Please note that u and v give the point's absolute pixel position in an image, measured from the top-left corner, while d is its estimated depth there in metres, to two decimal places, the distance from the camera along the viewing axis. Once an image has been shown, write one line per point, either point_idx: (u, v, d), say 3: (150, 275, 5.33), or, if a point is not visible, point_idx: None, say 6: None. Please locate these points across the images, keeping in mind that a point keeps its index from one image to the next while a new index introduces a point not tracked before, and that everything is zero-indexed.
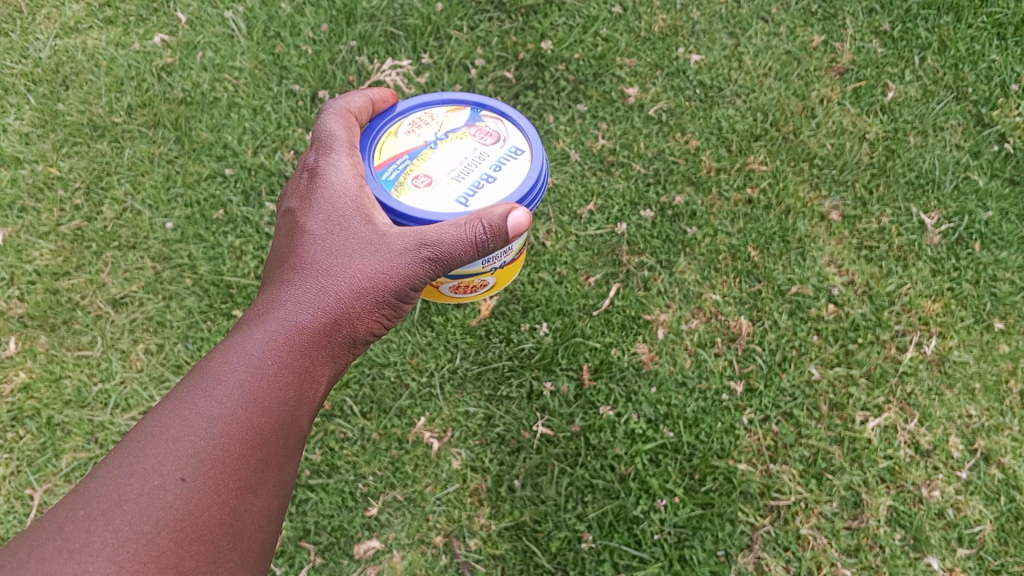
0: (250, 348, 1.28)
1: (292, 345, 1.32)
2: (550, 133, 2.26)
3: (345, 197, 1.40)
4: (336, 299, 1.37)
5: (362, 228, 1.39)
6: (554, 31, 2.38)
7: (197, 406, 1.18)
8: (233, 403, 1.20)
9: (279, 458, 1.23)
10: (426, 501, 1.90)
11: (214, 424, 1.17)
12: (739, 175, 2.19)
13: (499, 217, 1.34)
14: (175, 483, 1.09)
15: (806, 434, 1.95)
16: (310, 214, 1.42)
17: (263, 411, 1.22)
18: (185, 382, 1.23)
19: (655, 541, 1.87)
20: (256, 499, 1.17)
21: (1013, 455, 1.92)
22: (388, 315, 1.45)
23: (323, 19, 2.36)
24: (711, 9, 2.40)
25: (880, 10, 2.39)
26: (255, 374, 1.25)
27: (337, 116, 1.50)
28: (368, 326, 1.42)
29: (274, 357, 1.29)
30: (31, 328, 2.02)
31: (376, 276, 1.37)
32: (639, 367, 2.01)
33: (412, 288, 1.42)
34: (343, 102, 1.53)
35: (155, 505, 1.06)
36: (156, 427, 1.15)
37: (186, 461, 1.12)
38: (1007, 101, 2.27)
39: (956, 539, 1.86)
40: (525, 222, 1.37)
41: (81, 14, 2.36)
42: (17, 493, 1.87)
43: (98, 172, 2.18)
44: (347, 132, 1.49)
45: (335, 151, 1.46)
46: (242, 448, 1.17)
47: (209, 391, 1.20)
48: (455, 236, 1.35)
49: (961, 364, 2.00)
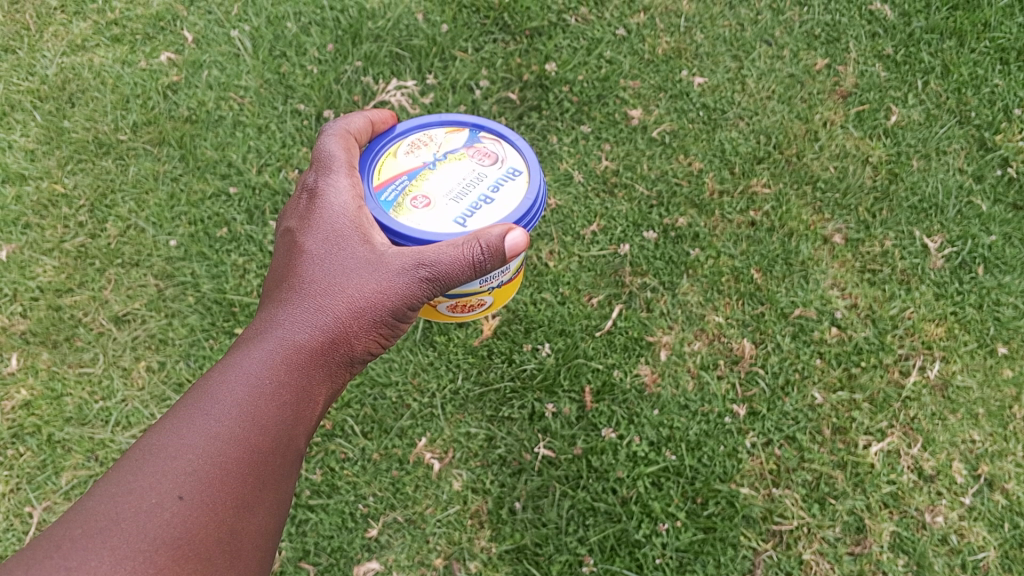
0: (248, 366, 1.28)
1: (289, 363, 1.31)
2: (554, 154, 2.26)
3: (343, 217, 1.41)
4: (334, 318, 1.37)
5: (361, 247, 1.39)
6: (558, 53, 2.39)
7: (195, 424, 1.18)
8: (230, 421, 1.20)
9: (276, 477, 1.22)
10: (426, 523, 1.89)
11: (211, 443, 1.16)
12: (742, 197, 2.20)
13: (496, 237, 1.35)
14: (172, 501, 1.09)
15: (809, 458, 1.94)
16: (308, 233, 1.42)
17: (260, 429, 1.22)
18: (183, 400, 1.23)
19: (656, 565, 1.85)
20: (253, 518, 1.17)
21: (1017, 481, 1.91)
22: (385, 334, 1.45)
23: (329, 39, 2.38)
24: (714, 32, 2.41)
25: (883, 34, 2.40)
26: (253, 392, 1.25)
27: (336, 138, 1.51)
28: (365, 346, 1.42)
29: (272, 375, 1.28)
30: (33, 345, 2.02)
31: (374, 295, 1.37)
32: (641, 389, 2.01)
33: (410, 308, 1.42)
34: (343, 124, 1.54)
35: (153, 523, 1.06)
36: (154, 446, 1.14)
37: (184, 479, 1.11)
38: (1010, 125, 2.27)
39: (960, 566, 1.84)
40: (523, 242, 1.38)
41: (88, 32, 2.38)
42: (15, 511, 1.86)
43: (102, 189, 2.19)
44: (345, 153, 1.49)
45: (334, 172, 1.46)
46: (239, 467, 1.17)
47: (206, 410, 1.20)
48: (452, 255, 1.35)
49: (965, 389, 2.00)
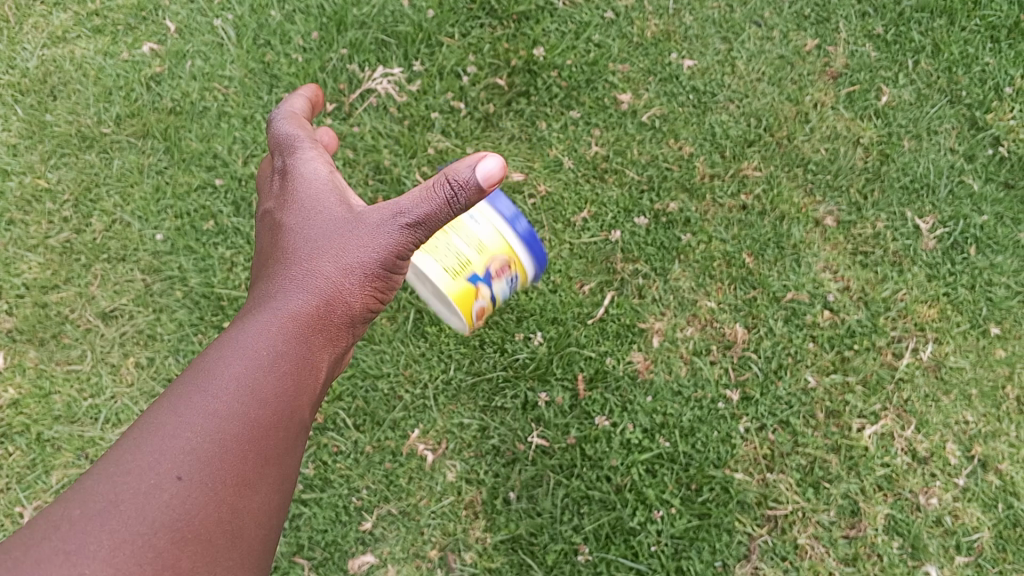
0: (242, 339, 1.25)
1: (284, 333, 1.28)
2: (544, 140, 2.16)
3: (316, 186, 1.40)
4: (323, 284, 1.33)
5: (340, 212, 1.38)
6: (547, 37, 2.21)
7: (191, 402, 1.15)
8: (226, 397, 1.17)
9: (279, 451, 1.19)
10: (421, 515, 1.95)
11: (208, 420, 1.13)
12: (733, 181, 2.13)
13: (465, 172, 1.30)
14: (171, 482, 1.07)
15: (803, 442, 2.01)
16: (286, 209, 1.40)
17: (258, 402, 1.19)
18: (177, 381, 1.20)
19: (652, 552, 1.95)
20: (256, 493, 1.15)
21: (1010, 462, 2.01)
22: (378, 290, 1.40)
23: (314, 27, 2.20)
24: (703, 13, 2.22)
25: (873, 13, 2.23)
26: (247, 365, 1.22)
27: (288, 121, 1.49)
28: (364, 303, 1.38)
29: (267, 345, 1.25)
30: (20, 342, 2.04)
31: (360, 253, 1.35)
32: (634, 376, 2.02)
33: (399, 259, 1.38)
34: (290, 108, 1.52)
35: (152, 506, 1.04)
36: (151, 424, 1.12)
37: (182, 458, 1.09)
38: (1001, 104, 2.19)
39: (954, 546, 1.97)
40: (499, 171, 1.30)
41: (69, 23, 2.21)
42: (5, 511, 1.94)
43: (86, 183, 2.13)
44: (305, 130, 1.48)
45: (298, 148, 1.45)
46: (239, 443, 1.14)
47: (203, 385, 1.17)
48: (427, 199, 1.32)
49: (958, 370, 2.05)
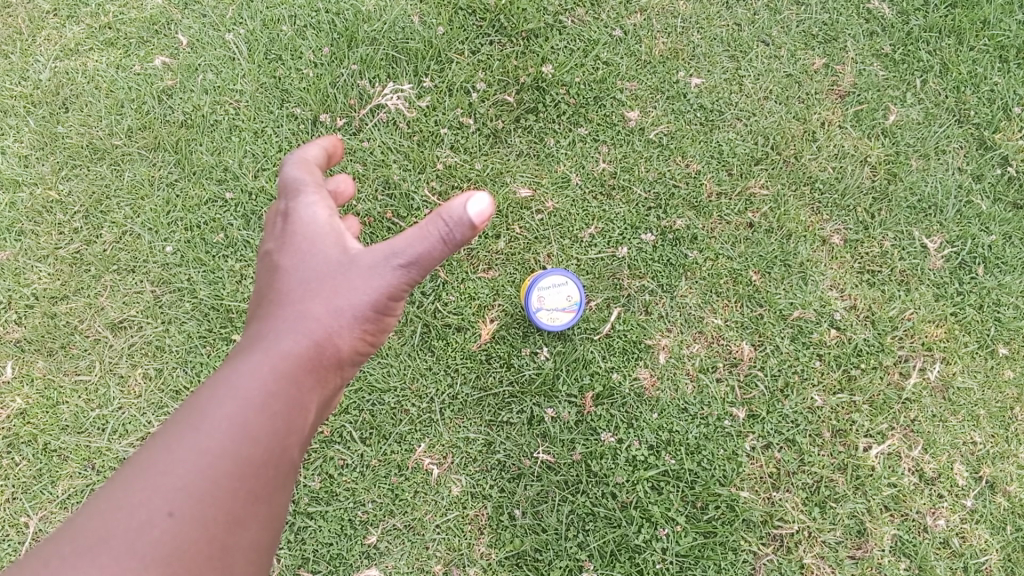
0: (236, 376, 1.20)
1: (278, 370, 1.23)
2: (550, 157, 2.16)
3: (317, 229, 1.39)
4: (317, 323, 1.30)
5: (335, 253, 1.36)
6: (555, 55, 2.22)
7: (182, 440, 1.11)
8: (218, 435, 1.12)
9: (268, 490, 1.15)
10: (426, 529, 1.96)
11: (200, 456, 1.09)
12: (740, 199, 2.14)
13: (457, 208, 1.28)
14: (162, 518, 1.03)
15: (809, 461, 2.01)
16: (286, 250, 1.38)
17: (250, 439, 1.14)
18: (168, 420, 1.16)
19: (656, 569, 1.96)
20: (245, 532, 1.10)
21: (1018, 483, 2.01)
22: (371, 332, 1.36)
23: (325, 42, 2.22)
24: (711, 31, 2.23)
25: (881, 33, 2.24)
26: (240, 401, 1.17)
27: (297, 165, 1.48)
28: (355, 346, 1.34)
29: (260, 383, 1.20)
30: (29, 353, 2.07)
31: (356, 293, 1.32)
32: (640, 393, 2.03)
33: (392, 300, 1.35)
34: (300, 153, 1.51)
35: (142, 541, 1.01)
36: (144, 462, 1.09)
37: (173, 495, 1.05)
38: (1009, 124, 2.19)
39: (962, 568, 1.98)
40: (489, 209, 1.29)
41: (81, 36, 2.23)
42: (12, 521, 1.98)
43: (97, 195, 2.14)
44: (309, 173, 1.47)
45: (303, 192, 1.44)
46: (230, 481, 1.10)
47: (195, 424, 1.13)
48: (421, 238, 1.31)
49: (966, 390, 2.05)
